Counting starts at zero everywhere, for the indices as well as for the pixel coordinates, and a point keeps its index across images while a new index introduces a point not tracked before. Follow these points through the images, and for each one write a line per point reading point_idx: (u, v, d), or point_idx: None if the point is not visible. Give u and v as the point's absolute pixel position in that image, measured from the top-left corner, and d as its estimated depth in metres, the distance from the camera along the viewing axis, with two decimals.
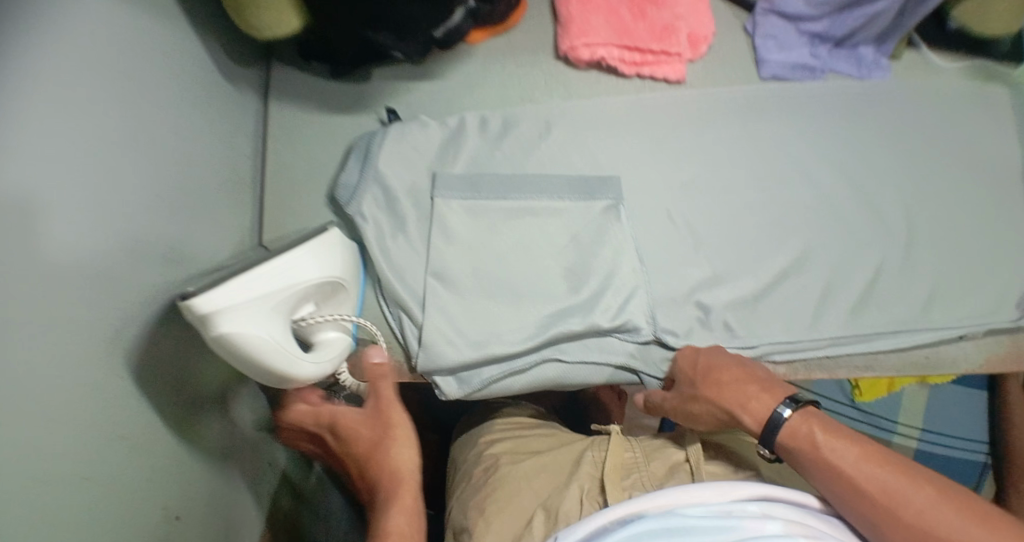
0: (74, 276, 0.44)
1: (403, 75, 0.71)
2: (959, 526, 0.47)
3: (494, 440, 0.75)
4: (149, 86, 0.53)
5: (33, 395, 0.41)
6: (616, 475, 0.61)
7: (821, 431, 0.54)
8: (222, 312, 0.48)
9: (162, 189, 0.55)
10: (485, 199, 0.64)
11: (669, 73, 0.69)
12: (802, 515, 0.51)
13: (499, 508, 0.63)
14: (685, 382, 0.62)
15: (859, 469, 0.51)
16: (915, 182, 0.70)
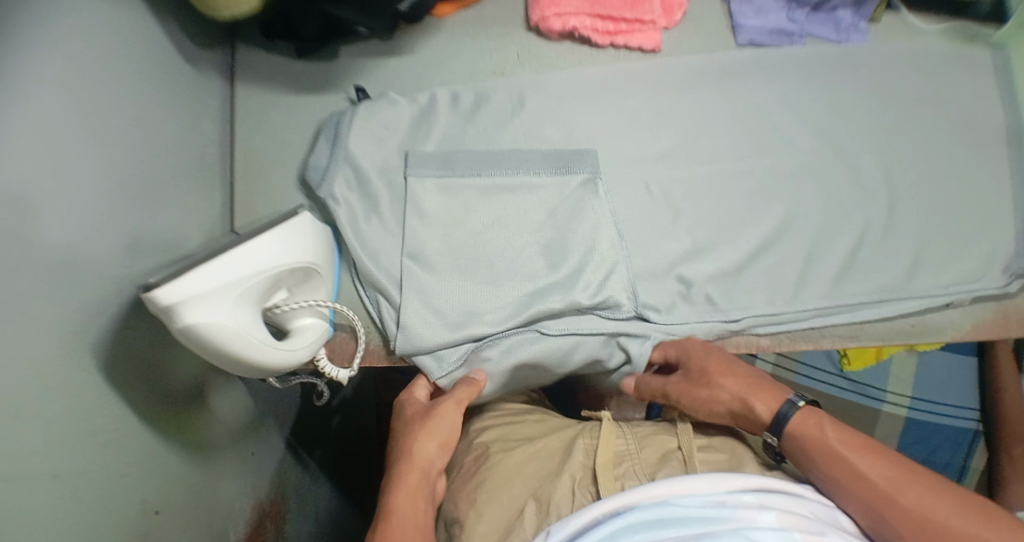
0: (34, 267, 0.43)
1: (372, 52, 0.69)
2: (958, 519, 0.47)
3: (483, 428, 0.72)
4: (108, 69, 0.52)
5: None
6: (608, 464, 0.59)
7: (827, 425, 0.53)
8: (186, 304, 0.48)
9: (126, 176, 0.53)
10: (460, 176, 0.63)
11: (644, 42, 0.68)
12: (796, 503, 0.49)
13: (488, 499, 0.61)
14: (693, 368, 0.60)
15: (863, 462, 0.51)
16: (897, 145, 0.68)
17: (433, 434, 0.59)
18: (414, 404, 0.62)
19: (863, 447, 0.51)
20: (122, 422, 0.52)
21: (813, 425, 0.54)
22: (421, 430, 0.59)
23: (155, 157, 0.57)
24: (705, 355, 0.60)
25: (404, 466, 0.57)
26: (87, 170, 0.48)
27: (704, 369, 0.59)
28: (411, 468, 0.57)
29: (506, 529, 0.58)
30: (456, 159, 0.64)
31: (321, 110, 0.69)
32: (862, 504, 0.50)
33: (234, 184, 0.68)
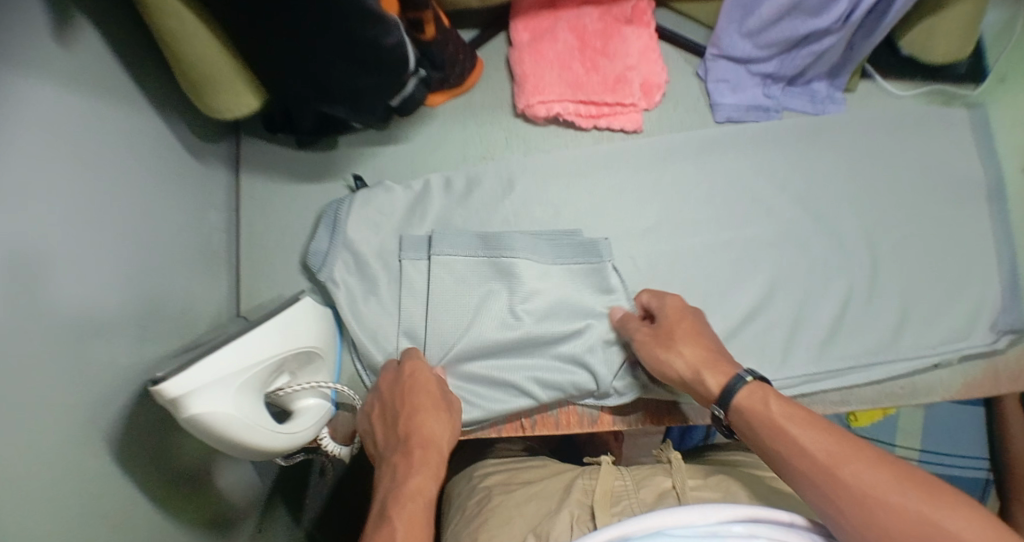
0: (54, 370, 0.46)
1: (369, 140, 0.74)
2: (904, 494, 0.46)
3: (487, 475, 0.77)
4: (115, 172, 0.55)
5: (20, 488, 0.43)
6: (605, 501, 0.63)
7: (775, 401, 0.53)
8: (190, 396, 0.49)
9: (135, 274, 0.57)
10: (457, 264, 0.65)
11: (626, 123, 0.72)
12: (788, 534, 0.46)
13: (490, 535, 0.63)
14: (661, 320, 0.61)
15: (812, 438, 0.50)
16: (878, 211, 0.70)
17: (445, 425, 0.59)
18: (423, 385, 0.60)
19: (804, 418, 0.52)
20: (131, 509, 0.54)
21: (783, 399, 0.54)
22: (443, 419, 0.59)
23: (161, 250, 0.61)
24: (677, 311, 0.61)
25: (420, 451, 0.56)
26: (99, 278, 0.52)
27: (674, 333, 0.60)
28: (429, 451, 0.56)
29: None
30: (452, 251, 0.65)
31: (321, 197, 0.73)
32: (819, 492, 0.49)
33: (240, 272, 0.72)
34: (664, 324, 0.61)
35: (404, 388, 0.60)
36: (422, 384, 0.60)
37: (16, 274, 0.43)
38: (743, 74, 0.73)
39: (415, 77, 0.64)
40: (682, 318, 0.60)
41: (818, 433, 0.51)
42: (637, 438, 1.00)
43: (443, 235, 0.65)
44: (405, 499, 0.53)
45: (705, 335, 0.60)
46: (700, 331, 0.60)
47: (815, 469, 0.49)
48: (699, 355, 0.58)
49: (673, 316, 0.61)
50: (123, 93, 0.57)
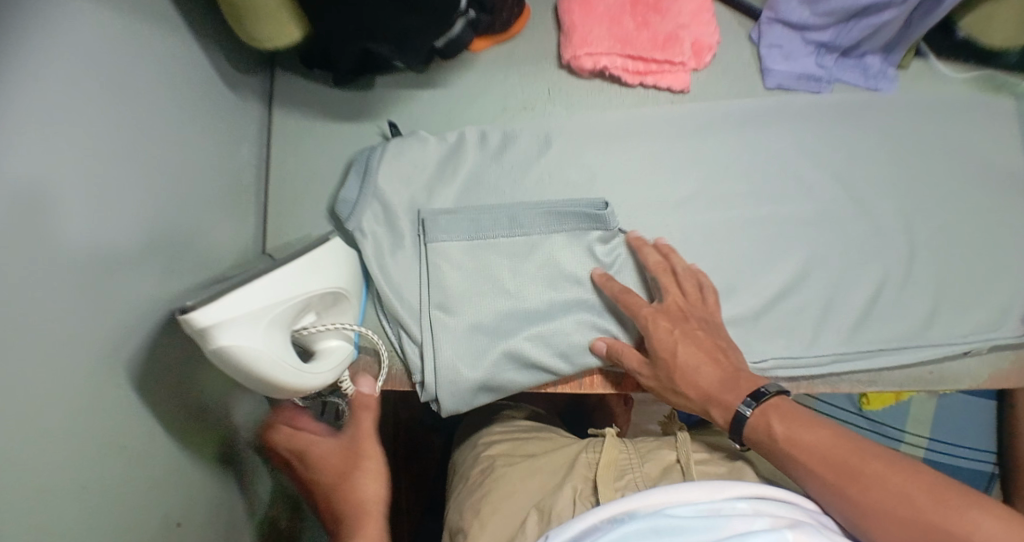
0: (84, 284, 0.45)
1: (405, 83, 0.72)
2: (906, 490, 0.49)
3: (492, 443, 0.76)
4: (147, 90, 0.53)
5: (39, 401, 0.42)
6: (608, 475, 0.62)
7: (779, 421, 0.54)
8: (217, 324, 0.48)
9: (161, 200, 0.55)
10: (458, 241, 0.64)
11: (673, 83, 0.70)
12: (793, 511, 0.50)
13: (493, 509, 0.64)
14: (659, 345, 0.59)
15: (824, 448, 0.52)
16: (921, 193, 0.69)
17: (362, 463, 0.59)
18: (324, 452, 0.59)
19: (812, 426, 0.53)
20: (146, 439, 0.53)
21: (782, 414, 0.54)
22: (356, 460, 0.59)
23: (190, 178, 0.59)
24: (666, 333, 0.59)
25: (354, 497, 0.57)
26: (128, 195, 0.50)
27: (674, 368, 0.59)
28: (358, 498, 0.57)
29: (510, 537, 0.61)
30: (448, 237, 0.63)
31: (352, 140, 0.71)
32: (846, 502, 0.50)
33: (266, 209, 0.70)
34: (662, 358, 0.59)
35: (311, 463, 0.59)
36: (324, 449, 0.59)
37: (43, 177, 0.41)
38: (797, 41, 0.71)
39: (462, 18, 0.63)
40: (675, 334, 0.59)
41: (823, 452, 0.52)
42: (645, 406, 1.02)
43: (437, 223, 0.64)
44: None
45: (701, 355, 0.58)
46: (695, 350, 0.58)
47: (830, 488, 0.51)
48: (702, 389, 0.58)
49: (665, 330, 0.59)
50: (159, 11, 0.55)
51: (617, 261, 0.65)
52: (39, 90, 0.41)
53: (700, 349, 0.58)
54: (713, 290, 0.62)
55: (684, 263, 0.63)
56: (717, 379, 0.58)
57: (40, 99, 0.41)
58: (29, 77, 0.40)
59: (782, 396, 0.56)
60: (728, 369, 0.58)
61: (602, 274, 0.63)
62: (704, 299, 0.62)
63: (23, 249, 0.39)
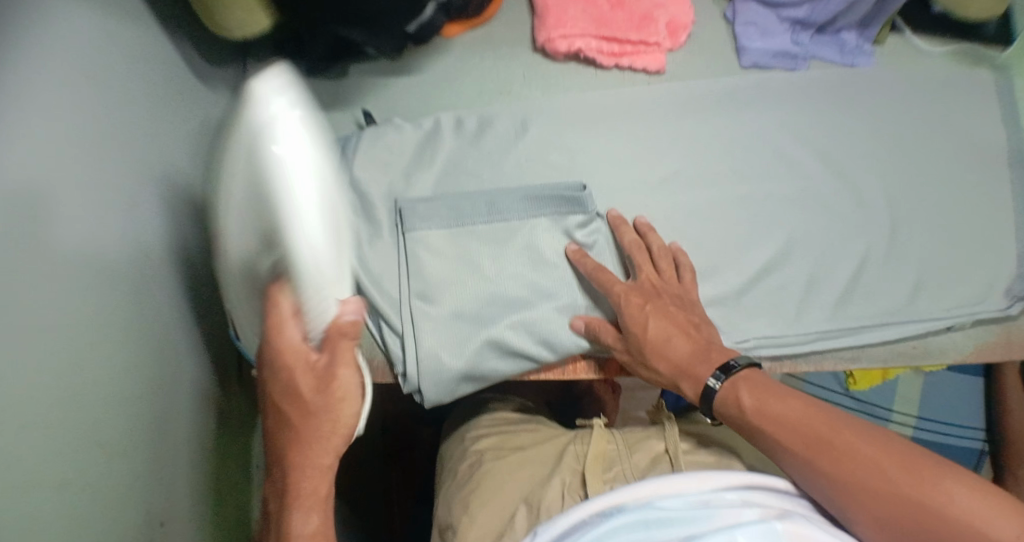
0: (64, 278, 0.44)
1: (380, 71, 0.72)
2: (874, 460, 0.48)
3: (479, 437, 0.74)
4: (121, 84, 0.53)
5: (29, 398, 0.41)
6: (597, 467, 0.61)
7: (749, 396, 0.54)
8: (281, 93, 0.49)
9: (138, 192, 0.54)
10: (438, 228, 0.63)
11: (649, 63, 0.70)
12: (781, 501, 0.51)
13: (481, 503, 0.63)
14: (632, 320, 0.59)
15: (793, 421, 0.52)
16: (902, 167, 0.68)
17: (324, 419, 0.53)
18: (300, 372, 0.52)
19: (781, 399, 0.53)
20: (130, 436, 0.52)
21: (749, 386, 0.54)
22: (320, 417, 0.53)
23: (166, 171, 0.58)
24: (638, 308, 0.59)
25: (302, 452, 0.53)
26: (103, 187, 0.50)
27: (648, 341, 0.59)
28: (303, 453, 0.53)
29: (499, 532, 0.60)
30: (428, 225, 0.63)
31: (327, 130, 0.71)
32: (818, 476, 0.50)
33: None
34: (634, 332, 0.59)
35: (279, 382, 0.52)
36: (301, 365, 0.52)
37: (24, 169, 0.41)
38: (772, 19, 0.71)
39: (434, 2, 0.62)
40: (647, 309, 0.59)
41: (796, 424, 0.52)
42: (633, 392, 1.03)
43: (417, 211, 0.63)
44: (297, 504, 0.54)
45: (672, 329, 0.59)
46: (667, 324, 0.58)
47: (800, 460, 0.51)
48: (672, 362, 0.58)
49: (637, 305, 0.59)
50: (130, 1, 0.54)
51: (596, 243, 0.64)
52: (19, 82, 0.40)
53: (671, 323, 0.59)
54: (690, 268, 0.63)
55: (660, 242, 0.63)
56: (688, 353, 0.58)
57: (18, 90, 0.40)
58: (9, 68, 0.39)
59: (750, 371, 0.56)
60: (701, 343, 0.59)
61: (574, 250, 0.62)
62: (681, 278, 0.62)
63: (8, 243, 0.39)
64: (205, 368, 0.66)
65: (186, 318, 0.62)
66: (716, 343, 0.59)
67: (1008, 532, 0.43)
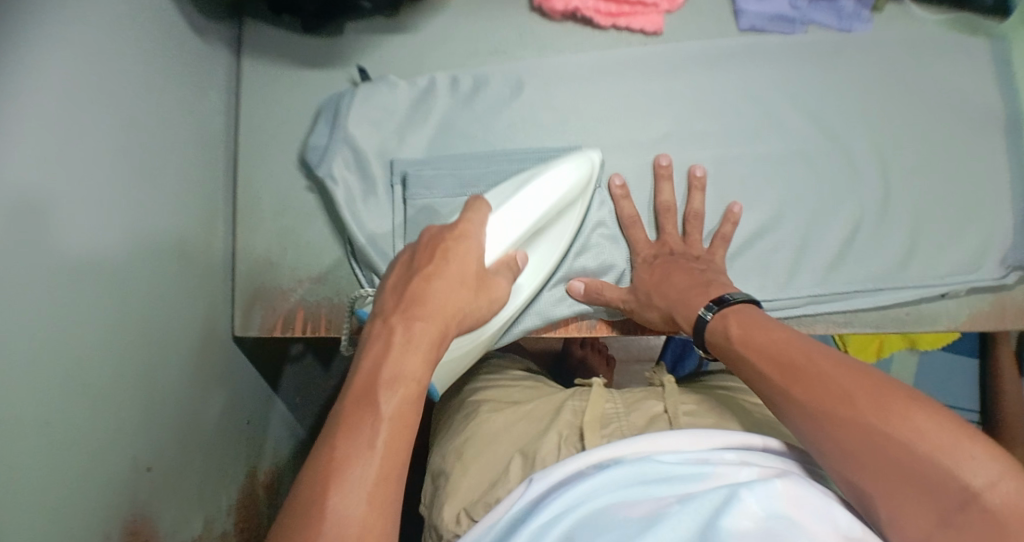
0: (53, 214, 0.44)
1: (375, 29, 0.72)
2: (850, 391, 0.46)
3: (479, 391, 0.73)
4: (119, 34, 0.52)
5: (13, 331, 0.40)
6: (595, 422, 0.60)
7: (735, 327, 0.55)
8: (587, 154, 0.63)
9: (132, 139, 0.54)
10: (437, 196, 0.64)
11: (645, 24, 0.70)
12: (781, 462, 0.50)
13: (476, 457, 0.61)
14: (642, 265, 0.64)
15: (778, 346, 0.51)
16: (896, 132, 0.68)
17: (466, 305, 0.51)
18: (466, 253, 0.53)
19: (769, 331, 0.52)
20: (119, 380, 0.52)
21: (738, 314, 0.55)
22: (461, 295, 0.51)
23: (161, 122, 0.58)
24: (649, 267, 0.63)
25: (420, 326, 0.48)
26: (96, 130, 0.49)
27: (652, 288, 0.62)
28: (431, 325, 0.48)
29: (492, 482, 0.59)
30: (428, 192, 0.64)
31: (324, 89, 0.71)
32: (798, 408, 0.48)
33: (237, 158, 0.70)
34: (641, 287, 0.63)
35: (448, 253, 0.52)
36: (460, 253, 0.53)
37: (12, 103, 0.40)
38: None
39: None
40: (656, 264, 0.63)
41: (776, 349, 0.51)
42: (628, 367, 1.05)
43: (419, 178, 0.64)
44: (382, 388, 0.44)
45: (675, 271, 0.61)
46: (672, 267, 0.62)
47: (775, 389, 0.50)
48: (671, 301, 0.61)
49: (647, 263, 0.64)
50: None
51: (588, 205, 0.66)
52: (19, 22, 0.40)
53: (684, 270, 0.61)
54: (723, 238, 0.64)
55: (699, 207, 0.65)
56: (683, 290, 0.60)
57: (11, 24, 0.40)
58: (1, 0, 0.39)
59: (746, 303, 0.57)
60: (705, 280, 0.60)
61: (619, 190, 0.65)
62: (686, 236, 0.65)
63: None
64: (206, 321, 0.65)
65: (192, 271, 0.63)
66: (718, 280, 0.60)
67: (986, 474, 0.40)
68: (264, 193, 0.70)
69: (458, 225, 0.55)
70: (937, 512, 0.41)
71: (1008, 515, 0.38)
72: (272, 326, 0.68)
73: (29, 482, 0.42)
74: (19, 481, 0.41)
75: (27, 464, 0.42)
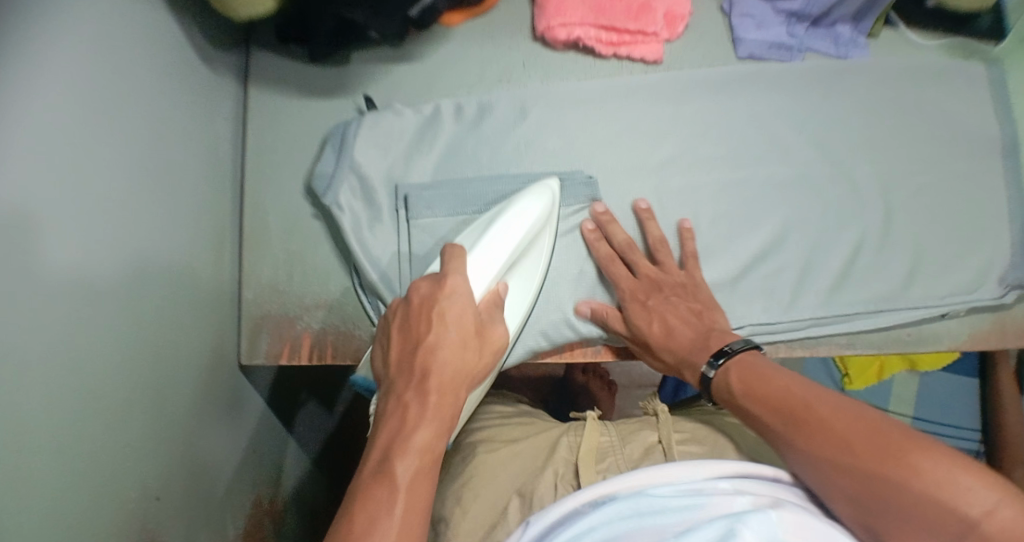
0: (63, 243, 0.45)
1: (382, 58, 0.73)
2: (850, 439, 0.47)
3: (473, 428, 0.74)
4: (128, 65, 0.53)
5: (23, 362, 0.41)
6: (590, 459, 0.61)
7: (735, 376, 0.55)
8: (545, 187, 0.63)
9: (140, 168, 0.55)
10: (442, 216, 0.65)
11: (647, 52, 0.71)
12: (774, 489, 0.50)
13: (475, 494, 0.62)
14: (632, 302, 0.63)
15: (780, 396, 0.51)
16: (894, 156, 0.69)
17: (470, 366, 0.53)
18: (459, 311, 0.54)
19: (768, 378, 0.53)
20: (126, 409, 0.52)
21: (741, 368, 0.55)
22: (466, 356, 0.52)
23: (169, 149, 0.59)
24: (641, 309, 0.63)
25: (432, 397, 0.50)
26: (107, 161, 0.50)
27: (648, 335, 0.62)
28: (443, 397, 0.50)
29: (492, 522, 0.59)
30: (431, 214, 0.65)
31: (331, 116, 0.72)
32: (804, 455, 0.49)
33: (244, 185, 0.71)
34: (639, 335, 0.62)
35: (442, 311, 0.53)
36: (457, 312, 0.54)
37: (24, 135, 0.41)
38: (769, 11, 0.72)
39: None
40: (649, 306, 0.63)
41: (778, 399, 0.51)
42: (630, 392, 1.06)
43: (422, 200, 0.65)
44: (396, 459, 0.46)
45: (671, 322, 0.61)
46: (667, 315, 0.62)
47: (778, 437, 0.51)
48: (674, 353, 0.61)
49: (638, 302, 0.63)
50: None
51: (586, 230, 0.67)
52: (30, 53, 0.41)
53: (674, 309, 0.62)
54: (694, 255, 0.65)
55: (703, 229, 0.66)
56: (689, 342, 0.61)
57: (25, 58, 0.40)
58: (15, 35, 0.39)
59: (750, 349, 0.57)
60: (701, 329, 0.61)
61: (591, 233, 0.65)
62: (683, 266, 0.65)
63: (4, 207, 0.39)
64: (212, 347, 0.65)
65: (199, 297, 0.63)
66: (717, 327, 0.61)
67: (982, 503, 0.41)
68: (271, 219, 0.70)
69: (447, 278, 0.55)
70: (933, 534, 0.43)
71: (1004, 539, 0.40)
72: (279, 352, 0.68)
73: (38, 512, 0.42)
74: (26, 510, 0.40)
75: (36, 495, 0.41)
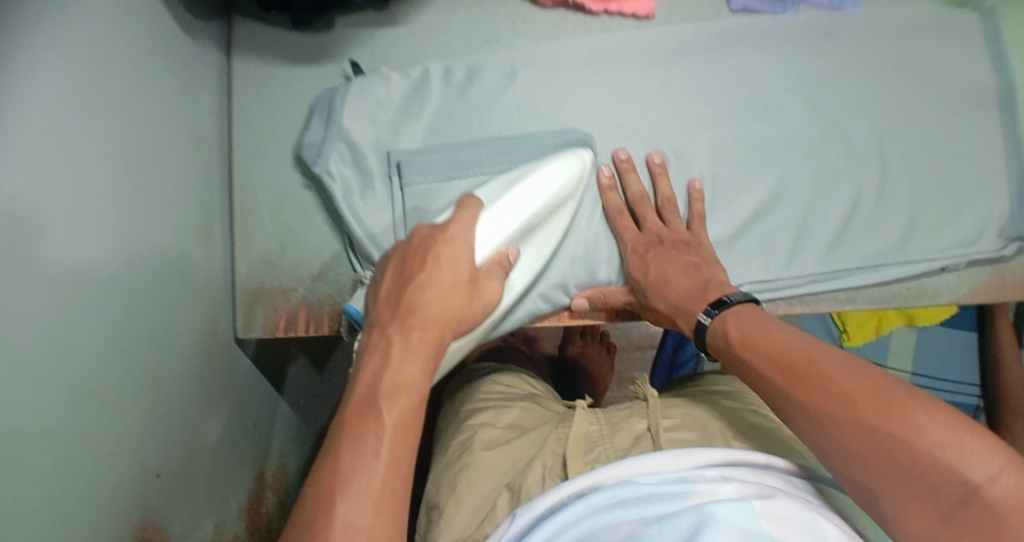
0: (50, 223, 0.44)
1: (366, 23, 0.71)
2: (848, 392, 0.46)
3: (471, 413, 0.73)
4: (106, 39, 0.52)
5: (9, 342, 0.39)
6: (578, 449, 0.59)
7: (734, 328, 0.55)
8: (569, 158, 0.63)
9: (125, 145, 0.53)
10: (437, 180, 0.64)
11: (637, 9, 0.70)
12: (763, 475, 0.49)
13: (467, 488, 0.60)
14: (634, 255, 0.64)
15: (780, 350, 0.51)
16: (891, 109, 0.68)
17: (459, 308, 0.52)
18: (453, 258, 0.53)
19: (770, 334, 0.53)
20: (121, 388, 0.51)
21: (739, 319, 0.56)
22: (454, 301, 0.52)
23: (153, 124, 0.58)
24: (641, 259, 0.63)
25: (416, 337, 0.49)
26: (88, 136, 0.49)
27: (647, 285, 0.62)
28: (428, 334, 0.50)
29: (482, 517, 0.57)
30: (422, 179, 0.64)
31: (317, 84, 0.71)
32: (806, 415, 0.48)
33: (231, 158, 0.70)
34: (637, 284, 0.63)
35: (434, 258, 0.53)
36: (451, 257, 0.53)
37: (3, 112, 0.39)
38: None
39: None
40: (649, 258, 0.63)
41: (775, 351, 0.51)
42: (629, 355, 1.06)
43: (413, 165, 0.64)
44: (382, 398, 0.46)
45: (670, 270, 0.61)
46: (666, 265, 0.62)
47: (778, 392, 0.50)
48: (670, 302, 0.61)
49: (639, 254, 0.63)
50: None
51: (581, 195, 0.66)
52: (6, 25, 0.39)
53: (676, 259, 0.62)
54: (701, 217, 0.65)
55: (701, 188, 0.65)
56: (685, 291, 0.61)
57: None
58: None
59: (749, 304, 0.57)
60: (701, 279, 0.61)
61: (607, 181, 0.65)
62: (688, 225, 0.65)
63: None
64: (206, 325, 0.64)
65: (191, 274, 0.62)
66: (715, 279, 0.61)
67: (985, 469, 0.40)
68: (261, 193, 0.69)
69: (448, 225, 0.55)
70: (937, 509, 0.41)
71: (1006, 507, 0.39)
72: (274, 326, 0.68)
73: (36, 492, 0.41)
74: (25, 491, 0.40)
75: (33, 473, 0.41)
